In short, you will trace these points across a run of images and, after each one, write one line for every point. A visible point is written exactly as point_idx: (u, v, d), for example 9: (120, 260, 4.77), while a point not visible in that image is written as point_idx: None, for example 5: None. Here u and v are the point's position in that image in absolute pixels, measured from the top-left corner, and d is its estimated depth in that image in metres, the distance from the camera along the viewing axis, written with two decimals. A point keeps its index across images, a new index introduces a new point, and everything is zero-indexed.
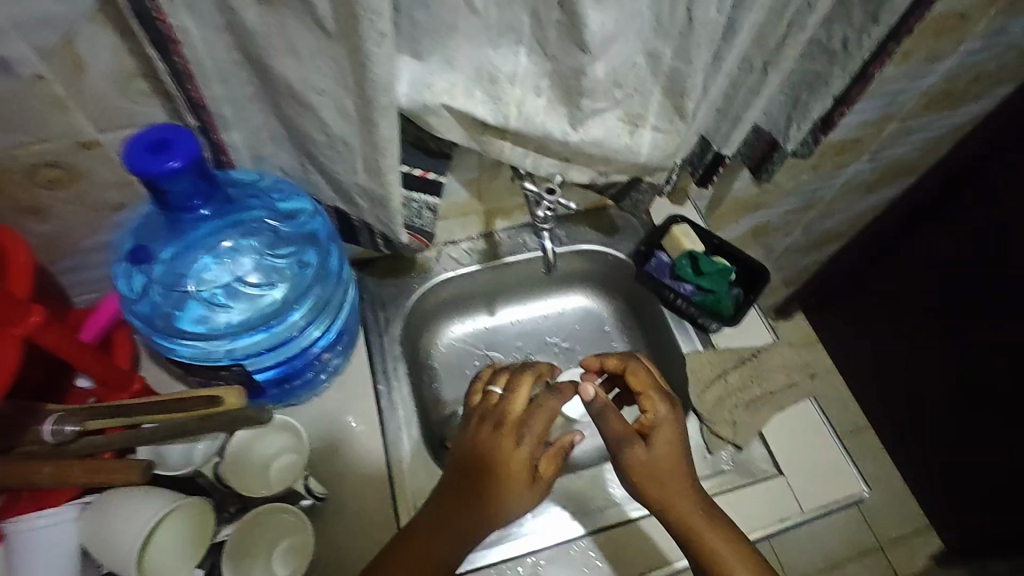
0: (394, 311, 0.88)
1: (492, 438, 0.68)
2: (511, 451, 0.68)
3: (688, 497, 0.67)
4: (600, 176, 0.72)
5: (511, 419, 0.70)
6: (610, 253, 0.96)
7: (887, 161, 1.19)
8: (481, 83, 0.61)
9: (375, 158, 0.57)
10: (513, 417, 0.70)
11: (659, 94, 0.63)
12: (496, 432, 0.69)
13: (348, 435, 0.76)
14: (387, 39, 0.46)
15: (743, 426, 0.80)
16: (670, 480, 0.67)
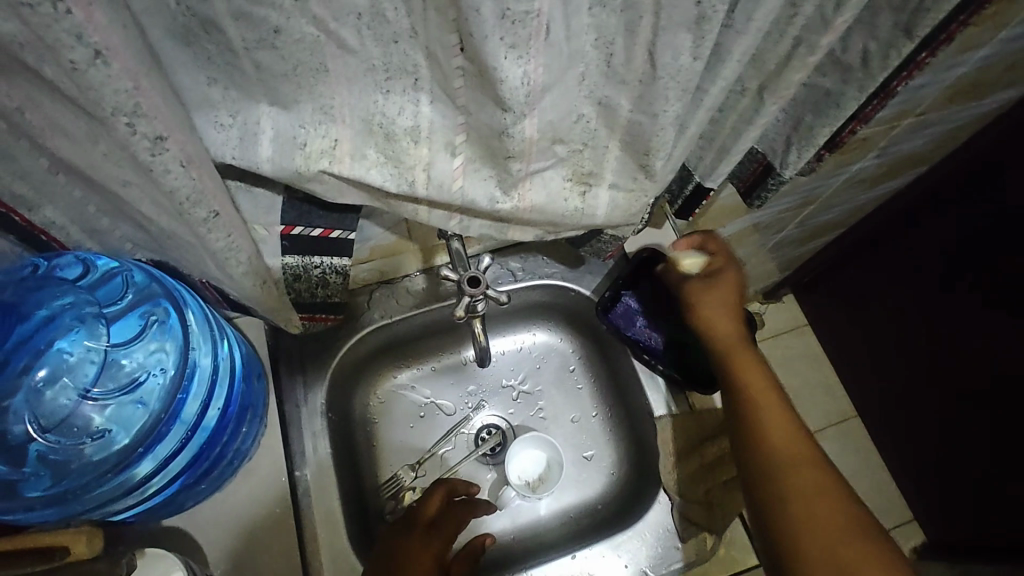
0: (315, 372, 0.74)
1: (404, 538, 0.65)
2: (421, 552, 0.64)
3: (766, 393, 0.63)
4: (549, 233, 0.57)
5: (424, 518, 0.68)
6: (573, 290, 0.81)
7: (898, 156, 1.02)
8: (373, 140, 0.45)
9: (222, 263, 0.42)
10: (426, 517, 0.68)
11: (617, 149, 0.47)
12: (409, 531, 0.66)
13: (255, 542, 0.64)
14: (179, 138, 0.30)
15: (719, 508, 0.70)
16: (767, 386, 0.63)
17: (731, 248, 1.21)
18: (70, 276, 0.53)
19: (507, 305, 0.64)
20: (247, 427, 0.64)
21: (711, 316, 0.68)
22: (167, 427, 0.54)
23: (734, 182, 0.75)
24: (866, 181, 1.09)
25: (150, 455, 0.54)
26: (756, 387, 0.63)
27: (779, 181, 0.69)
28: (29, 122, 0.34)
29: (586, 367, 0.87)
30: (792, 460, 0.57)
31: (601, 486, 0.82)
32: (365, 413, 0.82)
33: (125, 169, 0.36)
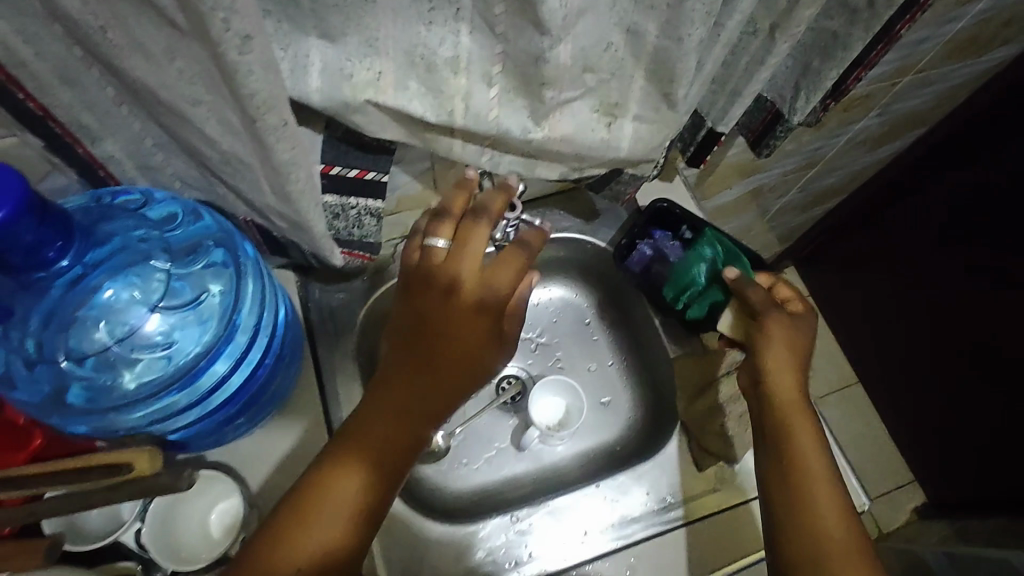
0: (345, 321, 0.78)
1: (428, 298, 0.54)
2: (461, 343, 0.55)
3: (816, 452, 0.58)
4: (573, 170, 0.60)
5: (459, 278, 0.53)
6: (588, 242, 0.84)
7: (898, 115, 1.05)
8: (415, 71, 0.48)
9: (279, 184, 0.45)
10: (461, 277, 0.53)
11: (642, 79, 0.50)
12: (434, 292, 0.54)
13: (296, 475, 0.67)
14: (262, 42, 0.33)
15: (736, 441, 0.73)
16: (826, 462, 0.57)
17: (735, 212, 1.24)
18: (134, 205, 0.55)
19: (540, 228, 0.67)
20: (282, 374, 0.66)
21: (773, 362, 0.62)
22: (205, 364, 0.56)
23: (744, 131, 0.79)
24: (867, 143, 1.12)
25: (189, 390, 0.55)
26: (804, 442, 0.58)
27: (787, 128, 0.73)
28: (109, 41, 0.37)
29: (602, 319, 0.91)
30: (825, 531, 0.54)
31: (618, 429, 0.85)
32: None
33: (198, 86, 0.38)
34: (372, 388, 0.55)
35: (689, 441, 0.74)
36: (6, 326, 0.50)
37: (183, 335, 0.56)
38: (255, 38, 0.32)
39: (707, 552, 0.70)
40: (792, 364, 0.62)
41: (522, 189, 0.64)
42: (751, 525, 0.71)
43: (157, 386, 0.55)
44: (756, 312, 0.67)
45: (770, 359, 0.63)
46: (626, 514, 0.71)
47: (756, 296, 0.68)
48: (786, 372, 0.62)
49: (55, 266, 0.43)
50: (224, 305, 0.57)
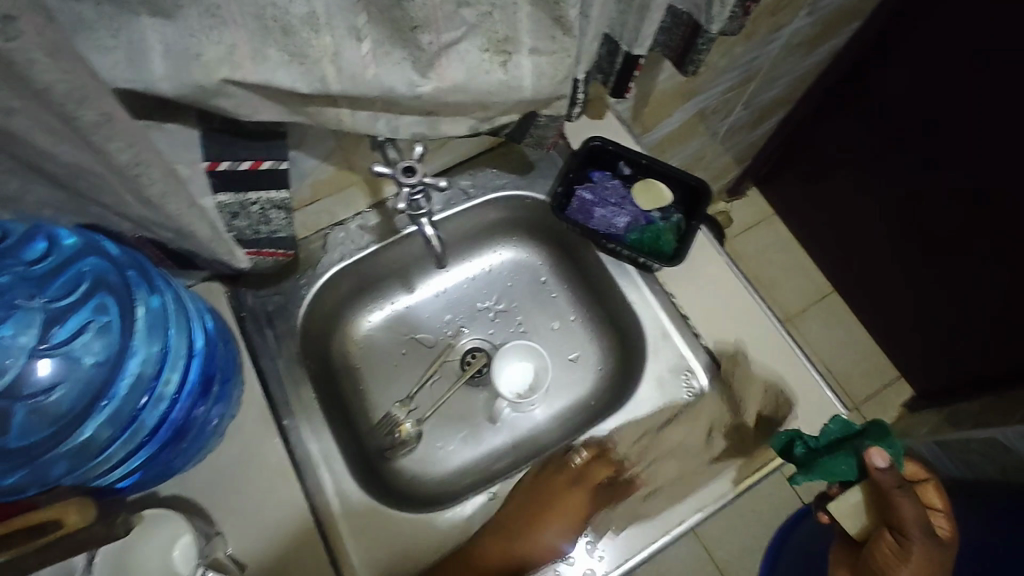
0: (285, 325, 0.73)
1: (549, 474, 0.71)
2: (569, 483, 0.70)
3: None
4: (482, 121, 0.56)
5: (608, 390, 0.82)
6: (528, 197, 0.80)
7: (829, 11, 1.00)
8: (270, 37, 0.42)
9: (138, 189, 0.39)
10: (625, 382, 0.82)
11: (527, 4, 0.45)
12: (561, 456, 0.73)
13: (259, 489, 0.64)
14: (39, 22, 0.28)
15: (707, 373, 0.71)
16: None
17: (683, 141, 1.20)
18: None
19: (448, 189, 0.62)
20: (214, 404, 0.61)
21: (901, 517, 0.61)
22: (109, 397, 0.51)
23: (667, 52, 0.74)
24: (803, 45, 1.08)
25: (94, 426, 0.50)
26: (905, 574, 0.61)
27: (708, 40, 0.68)
28: None
29: (557, 275, 0.87)
30: None
31: (590, 383, 0.82)
32: (346, 358, 0.82)
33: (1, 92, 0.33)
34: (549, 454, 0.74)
35: (660, 385, 0.72)
36: None
37: (81, 372, 0.51)
38: (21, 17, 0.26)
39: (706, 486, 0.67)
40: (911, 510, 0.61)
41: (422, 149, 0.59)
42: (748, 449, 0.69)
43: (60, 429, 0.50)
44: (900, 528, 0.62)
45: (897, 510, 0.61)
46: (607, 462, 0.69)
47: (907, 509, 0.60)
48: (907, 511, 0.61)
49: None
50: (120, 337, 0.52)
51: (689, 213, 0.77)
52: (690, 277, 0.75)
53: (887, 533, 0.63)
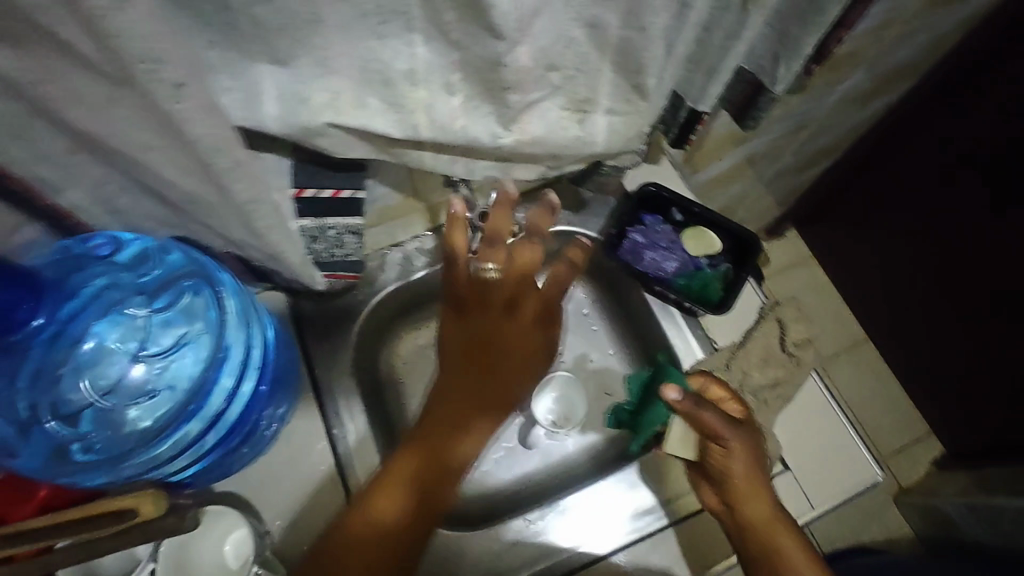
0: (341, 338, 0.77)
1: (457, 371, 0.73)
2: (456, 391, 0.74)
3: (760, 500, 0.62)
4: (550, 168, 0.59)
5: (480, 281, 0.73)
6: (578, 233, 0.80)
7: (888, 69, 1.01)
8: (372, 88, 0.46)
9: (246, 219, 0.43)
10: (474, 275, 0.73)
11: (609, 71, 0.48)
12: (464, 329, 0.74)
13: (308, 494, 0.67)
14: (198, 86, 0.31)
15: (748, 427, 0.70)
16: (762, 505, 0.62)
17: (729, 182, 1.21)
18: (105, 251, 0.54)
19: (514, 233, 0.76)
20: (277, 397, 0.65)
21: (742, 487, 0.62)
22: (197, 404, 0.56)
23: (727, 106, 0.77)
24: (858, 100, 1.09)
25: (184, 429, 0.56)
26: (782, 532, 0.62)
27: (770, 98, 0.70)
28: (50, 96, 0.36)
29: (600, 309, 0.89)
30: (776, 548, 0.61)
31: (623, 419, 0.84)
32: (391, 372, 0.85)
33: (146, 132, 0.37)
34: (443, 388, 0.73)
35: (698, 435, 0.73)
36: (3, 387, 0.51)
37: (170, 376, 0.56)
38: (188, 84, 0.30)
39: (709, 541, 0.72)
40: (748, 459, 0.62)
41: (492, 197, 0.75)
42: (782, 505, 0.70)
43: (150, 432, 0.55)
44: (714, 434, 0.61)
45: (740, 453, 0.62)
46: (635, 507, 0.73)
47: (713, 419, 0.59)
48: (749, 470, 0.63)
49: (29, 326, 0.49)
50: (211, 337, 0.57)
51: (737, 263, 0.78)
52: (733, 324, 0.76)
53: (713, 443, 0.62)
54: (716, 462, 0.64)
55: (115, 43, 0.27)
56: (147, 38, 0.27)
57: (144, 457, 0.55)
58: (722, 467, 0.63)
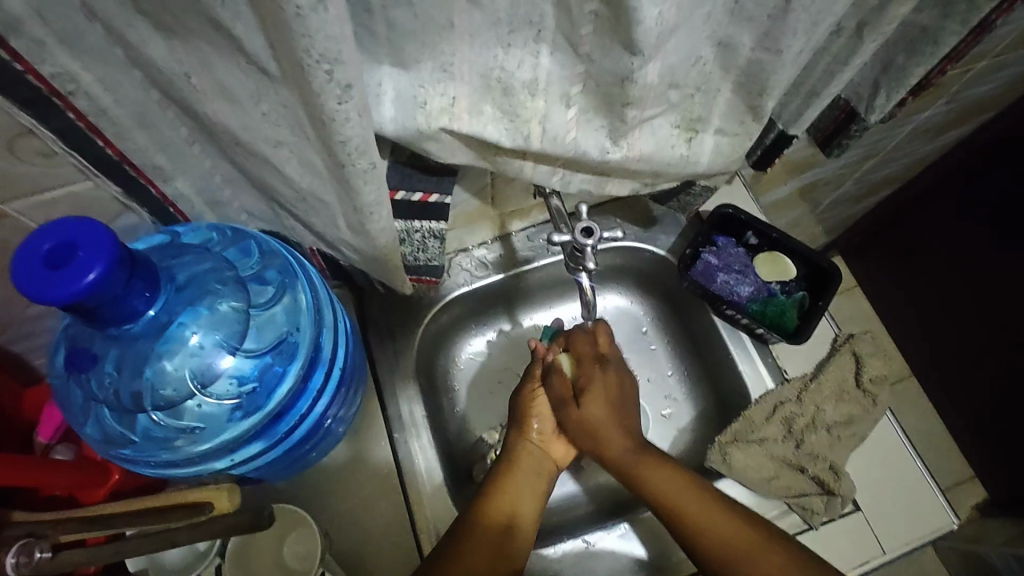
0: (403, 341, 0.76)
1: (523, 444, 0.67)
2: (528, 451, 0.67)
3: (688, 498, 0.59)
4: (644, 186, 0.58)
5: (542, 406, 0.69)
6: (647, 250, 0.80)
7: (965, 102, 0.99)
8: (490, 95, 0.45)
9: (358, 221, 0.43)
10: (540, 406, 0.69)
11: (728, 92, 0.48)
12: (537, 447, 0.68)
13: (373, 484, 0.70)
14: (360, 88, 0.31)
15: (826, 461, 0.69)
16: (691, 501, 0.59)
17: (786, 208, 1.20)
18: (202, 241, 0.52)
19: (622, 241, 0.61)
20: (347, 399, 0.65)
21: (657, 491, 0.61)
22: (287, 404, 0.54)
23: (814, 132, 0.76)
24: (930, 131, 1.06)
25: (271, 430, 0.54)
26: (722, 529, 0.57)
27: (862, 127, 0.69)
28: (193, 86, 0.36)
29: (659, 328, 0.86)
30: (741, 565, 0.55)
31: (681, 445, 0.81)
32: (448, 378, 0.84)
33: (282, 128, 0.37)
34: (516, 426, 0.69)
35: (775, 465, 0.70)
36: (87, 372, 0.46)
37: (262, 377, 0.53)
38: (354, 85, 0.30)
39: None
40: (630, 451, 0.64)
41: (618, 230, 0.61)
42: (850, 543, 0.68)
43: (234, 434, 0.52)
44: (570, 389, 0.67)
45: (637, 472, 0.62)
46: (637, 553, 0.69)
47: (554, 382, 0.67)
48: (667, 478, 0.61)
49: (143, 317, 0.42)
50: (305, 337, 0.54)
51: (812, 293, 0.77)
52: (803, 354, 0.75)
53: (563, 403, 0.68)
54: (634, 482, 0.63)
55: (302, 40, 0.27)
56: (332, 38, 0.27)
57: (223, 458, 0.53)
58: (638, 478, 0.62)
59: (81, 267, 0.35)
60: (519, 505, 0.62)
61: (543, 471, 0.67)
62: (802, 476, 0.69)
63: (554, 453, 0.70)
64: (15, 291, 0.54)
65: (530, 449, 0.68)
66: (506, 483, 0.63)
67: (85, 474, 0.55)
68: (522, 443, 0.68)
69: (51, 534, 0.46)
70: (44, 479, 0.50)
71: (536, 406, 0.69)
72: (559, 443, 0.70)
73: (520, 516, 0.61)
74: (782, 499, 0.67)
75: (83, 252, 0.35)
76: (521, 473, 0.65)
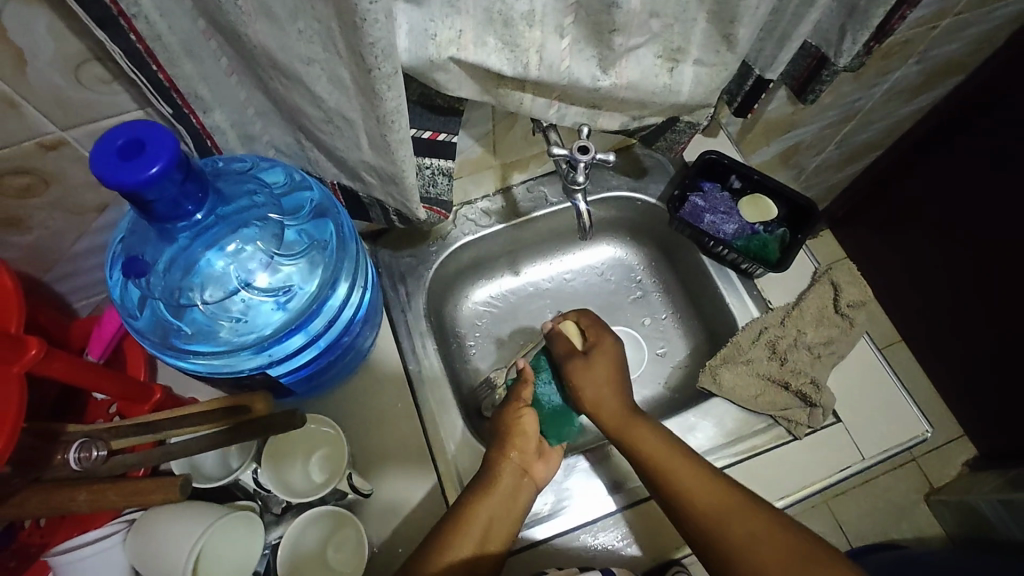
0: (415, 284, 0.82)
1: (497, 460, 0.68)
2: (500, 471, 0.67)
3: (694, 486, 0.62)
4: (633, 120, 0.64)
5: (517, 430, 0.70)
6: (639, 198, 0.86)
7: (935, 62, 1.05)
8: (492, 27, 0.51)
9: (379, 133, 0.49)
10: (519, 429, 0.70)
11: (704, 22, 0.54)
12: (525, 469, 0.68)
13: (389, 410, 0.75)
14: None
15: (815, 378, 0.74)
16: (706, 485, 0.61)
17: (772, 173, 1.25)
18: (243, 168, 0.59)
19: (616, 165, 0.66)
20: (366, 329, 0.71)
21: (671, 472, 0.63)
22: (312, 315, 0.60)
23: (789, 81, 0.82)
24: (904, 93, 1.12)
25: (295, 339, 0.60)
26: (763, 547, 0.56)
27: (832, 72, 0.76)
28: (239, 8, 0.42)
29: (651, 275, 0.94)
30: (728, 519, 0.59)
31: (675, 379, 0.88)
32: (455, 323, 0.90)
33: (314, 45, 0.44)
34: (473, 484, 0.66)
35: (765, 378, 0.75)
36: (143, 273, 0.53)
37: (291, 289, 0.59)
38: None
39: None
40: (621, 411, 0.70)
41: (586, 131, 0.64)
42: (830, 452, 0.73)
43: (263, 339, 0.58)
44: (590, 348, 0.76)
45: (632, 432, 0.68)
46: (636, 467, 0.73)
47: (526, 421, 0.71)
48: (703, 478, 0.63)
49: (192, 218, 0.48)
50: (330, 262, 0.61)
51: (794, 230, 0.83)
52: (785, 286, 0.81)
53: (519, 409, 0.72)
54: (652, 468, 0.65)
55: None
56: None
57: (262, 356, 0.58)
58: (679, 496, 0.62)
59: (147, 160, 0.41)
60: (488, 534, 0.62)
61: (519, 497, 0.66)
62: (786, 392, 0.74)
63: (535, 473, 0.69)
64: (66, 224, 0.60)
65: (510, 469, 0.67)
66: (477, 511, 0.63)
67: (130, 388, 0.60)
68: (501, 461, 0.68)
69: (105, 438, 0.54)
70: (97, 384, 0.55)
71: (516, 428, 0.70)
72: (539, 464, 0.70)
73: (486, 542, 0.62)
74: (768, 412, 0.73)
75: (150, 147, 0.41)
76: (485, 507, 0.63)
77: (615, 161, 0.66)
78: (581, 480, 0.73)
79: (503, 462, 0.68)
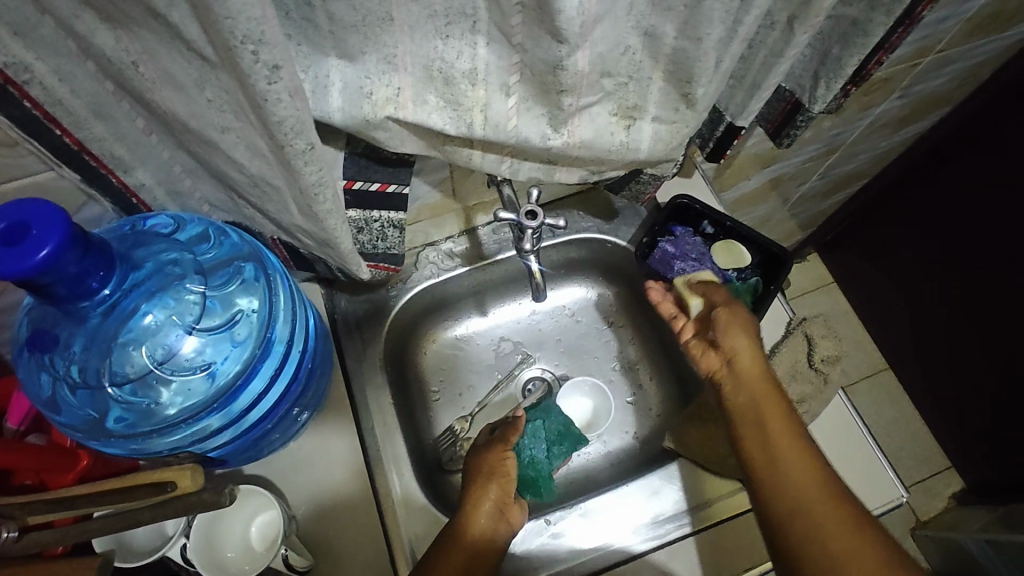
0: (372, 332, 0.79)
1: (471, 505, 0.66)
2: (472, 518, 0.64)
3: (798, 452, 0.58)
4: (593, 174, 0.60)
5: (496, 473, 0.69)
6: (609, 241, 0.83)
7: (919, 96, 1.02)
8: (432, 85, 0.47)
9: (304, 203, 0.45)
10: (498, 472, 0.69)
11: (660, 79, 0.51)
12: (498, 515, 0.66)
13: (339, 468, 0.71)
14: (290, 69, 0.34)
15: None
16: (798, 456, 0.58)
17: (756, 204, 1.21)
18: (166, 230, 0.55)
19: (566, 229, 0.63)
20: (312, 387, 0.67)
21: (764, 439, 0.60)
22: (242, 383, 0.56)
23: (764, 123, 0.79)
24: (888, 126, 1.09)
25: (224, 410, 0.56)
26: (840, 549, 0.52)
27: (808, 118, 0.72)
28: (141, 75, 0.39)
29: (623, 318, 0.90)
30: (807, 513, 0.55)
31: (645, 429, 0.84)
32: (417, 368, 0.86)
33: (226, 115, 0.40)
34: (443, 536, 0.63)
35: None
36: (50, 352, 0.51)
37: (217, 357, 0.55)
38: (282, 66, 0.33)
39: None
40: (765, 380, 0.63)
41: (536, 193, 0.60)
42: None
43: (188, 413, 0.55)
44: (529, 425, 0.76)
45: (745, 410, 0.62)
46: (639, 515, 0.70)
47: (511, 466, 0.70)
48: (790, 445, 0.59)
49: (97, 295, 0.44)
50: (258, 325, 0.57)
51: (767, 279, 0.79)
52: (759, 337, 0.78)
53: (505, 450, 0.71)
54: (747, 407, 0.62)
55: (225, 21, 0.29)
56: (254, 20, 0.30)
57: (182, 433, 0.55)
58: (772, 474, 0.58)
59: (35, 243, 0.37)
60: None
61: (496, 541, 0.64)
62: None
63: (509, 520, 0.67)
64: None
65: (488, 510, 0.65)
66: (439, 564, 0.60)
67: (54, 459, 0.56)
68: (480, 502, 0.66)
69: (19, 515, 0.46)
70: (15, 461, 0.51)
71: (499, 469, 0.69)
72: (516, 509, 0.68)
73: None
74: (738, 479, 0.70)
75: (36, 230, 0.37)
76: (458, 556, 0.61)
77: (566, 227, 0.63)
78: (574, 526, 0.70)
79: (479, 503, 0.66)
